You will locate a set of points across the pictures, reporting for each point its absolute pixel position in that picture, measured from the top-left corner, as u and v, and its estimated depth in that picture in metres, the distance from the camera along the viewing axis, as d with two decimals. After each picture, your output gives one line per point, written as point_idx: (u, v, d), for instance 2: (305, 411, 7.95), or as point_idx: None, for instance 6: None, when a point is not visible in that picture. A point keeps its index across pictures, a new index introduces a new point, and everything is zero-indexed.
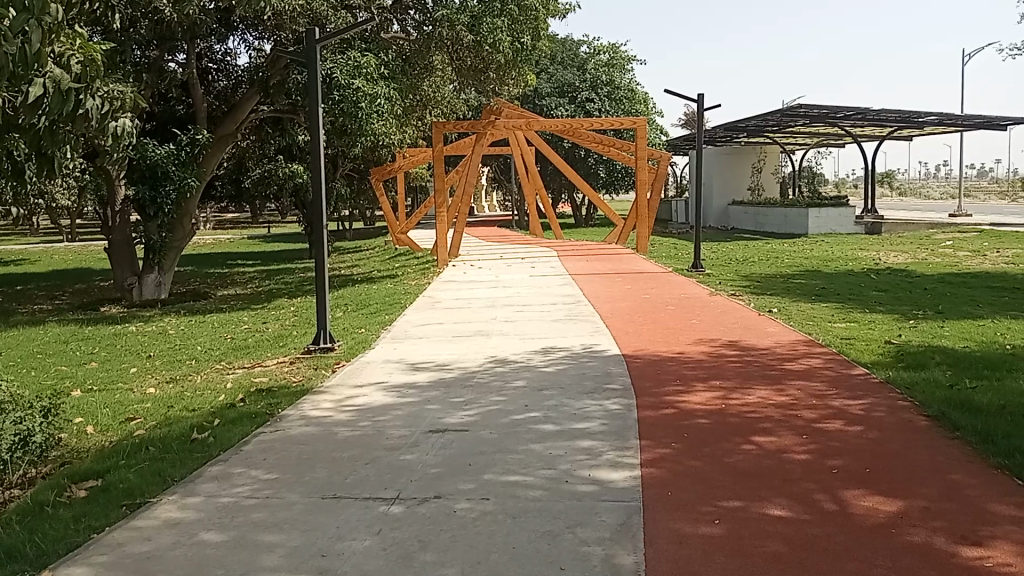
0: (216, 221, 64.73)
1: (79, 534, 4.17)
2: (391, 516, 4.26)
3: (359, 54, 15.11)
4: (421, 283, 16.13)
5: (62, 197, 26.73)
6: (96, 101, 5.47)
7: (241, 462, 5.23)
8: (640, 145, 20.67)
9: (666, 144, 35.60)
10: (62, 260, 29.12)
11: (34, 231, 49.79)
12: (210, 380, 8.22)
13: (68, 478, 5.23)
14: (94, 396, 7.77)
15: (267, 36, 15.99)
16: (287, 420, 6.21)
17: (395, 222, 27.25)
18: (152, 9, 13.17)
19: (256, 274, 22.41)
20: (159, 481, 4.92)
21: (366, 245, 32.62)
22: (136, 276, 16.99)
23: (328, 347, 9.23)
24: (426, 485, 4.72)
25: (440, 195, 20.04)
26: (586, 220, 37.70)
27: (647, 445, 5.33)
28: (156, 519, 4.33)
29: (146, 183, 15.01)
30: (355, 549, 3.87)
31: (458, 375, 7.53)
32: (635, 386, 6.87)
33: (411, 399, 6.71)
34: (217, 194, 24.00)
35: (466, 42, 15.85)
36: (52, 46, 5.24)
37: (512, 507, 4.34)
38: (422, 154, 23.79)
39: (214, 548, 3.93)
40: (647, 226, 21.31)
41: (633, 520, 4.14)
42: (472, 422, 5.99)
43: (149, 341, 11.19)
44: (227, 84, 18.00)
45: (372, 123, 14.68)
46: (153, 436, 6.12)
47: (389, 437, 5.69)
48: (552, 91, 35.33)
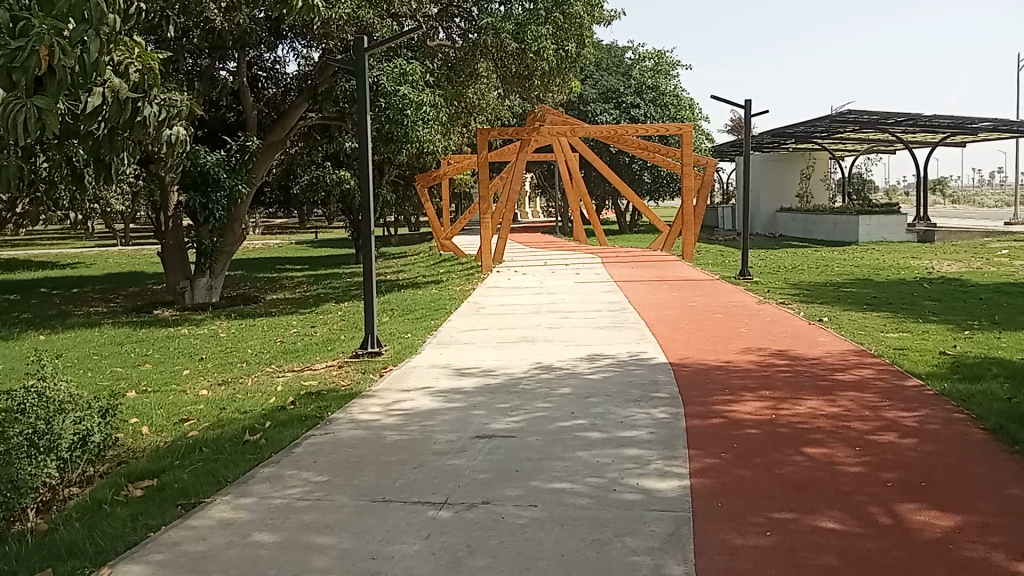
0: (266, 226, 65.97)
1: (137, 533, 4.27)
2: (439, 520, 4.29)
3: (405, 62, 15.27)
4: (466, 288, 16.20)
5: (119, 203, 27.40)
6: (154, 108, 5.54)
7: (292, 464, 5.30)
8: (685, 151, 20.45)
9: (711, 150, 35.36)
10: (117, 264, 29.91)
11: (88, 235, 51.05)
12: (261, 383, 8.34)
13: (125, 477, 5.37)
14: (149, 397, 7.95)
15: (315, 45, 16.26)
16: (336, 423, 6.29)
17: (439, 229, 27.41)
18: (204, 19, 13.44)
19: (304, 279, 22.70)
20: (213, 481, 5.02)
21: (411, 251, 32.84)
22: (188, 280, 17.24)
23: (375, 352, 9.31)
24: (473, 490, 4.73)
25: (484, 202, 20.06)
26: (631, 226, 37.67)
27: (696, 454, 5.29)
28: (211, 519, 4.41)
29: (198, 189, 15.22)
30: (405, 553, 3.89)
31: (504, 381, 7.55)
32: (683, 395, 6.81)
33: (457, 404, 6.75)
34: (267, 200, 24.38)
35: (511, 49, 15.96)
36: (110, 55, 5.39)
37: (560, 514, 4.33)
38: (467, 161, 23.95)
39: (267, 549, 3.99)
40: (692, 232, 21.03)
41: (683, 530, 4.11)
42: (518, 428, 6.00)
43: (201, 344, 11.39)
44: (277, 91, 18.31)
45: (418, 130, 14.83)
46: (207, 436, 6.25)
47: (437, 442, 5.72)
48: (597, 97, 35.18)
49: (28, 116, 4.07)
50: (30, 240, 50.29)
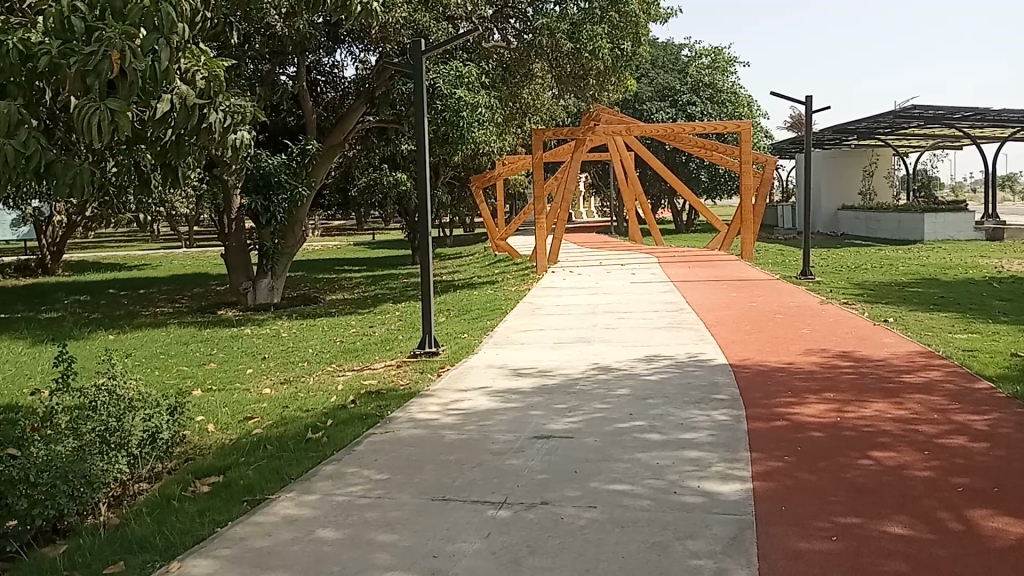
0: (324, 228, 67.00)
1: (204, 528, 4.37)
2: (499, 520, 4.30)
3: (461, 64, 15.35)
4: (522, 289, 16.22)
5: (184, 206, 28.12)
6: (220, 114, 5.68)
7: (354, 462, 5.37)
8: (744, 148, 20.16)
9: (770, 148, 34.80)
10: (182, 266, 30.72)
11: (154, 238, 52.49)
12: (322, 382, 8.47)
13: (192, 474, 5.51)
14: (215, 395, 8.13)
15: (372, 48, 16.46)
16: (396, 422, 6.35)
17: (494, 229, 27.48)
18: (265, 24, 13.71)
19: (362, 280, 22.97)
20: (277, 478, 5.12)
21: (467, 252, 33.03)
22: (251, 281, 17.57)
23: (433, 352, 9.37)
24: (532, 490, 4.73)
25: (540, 202, 20.07)
26: (687, 226, 37.28)
27: (759, 457, 5.20)
28: (276, 515, 4.49)
29: (260, 192, 15.52)
30: (466, 552, 3.91)
31: (561, 381, 7.54)
32: (744, 396, 6.71)
33: (515, 405, 6.76)
34: (326, 203, 24.77)
35: (566, 50, 15.93)
36: (179, 62, 5.53)
37: (620, 516, 4.30)
38: (522, 161, 23.97)
39: (331, 545, 4.04)
40: (751, 231, 20.70)
41: (746, 534, 4.04)
42: (576, 428, 5.99)
43: (264, 344, 11.62)
44: (335, 95, 18.57)
45: (473, 132, 14.92)
46: (271, 434, 6.37)
47: (495, 442, 5.74)
48: (652, 95, 35.01)
49: (102, 118, 4.25)
50: (100, 243, 51.97)
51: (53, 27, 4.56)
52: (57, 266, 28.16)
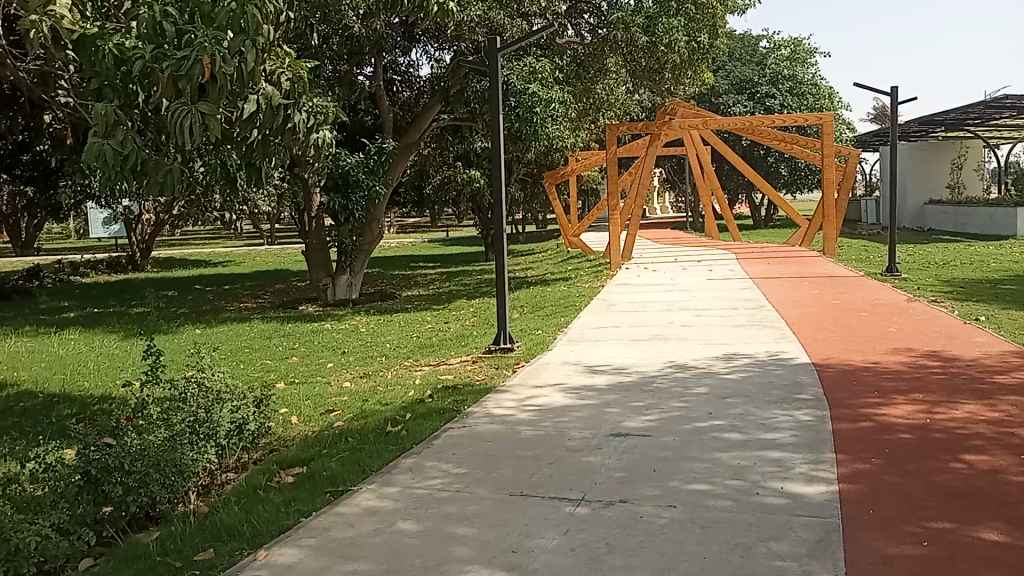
0: (400, 226, 67.96)
1: (289, 517, 4.50)
2: (577, 517, 4.29)
3: (535, 59, 15.36)
4: (596, 285, 16.15)
5: (266, 204, 28.87)
6: (304, 114, 5.82)
7: (432, 456, 5.43)
8: (826, 141, 19.63)
9: (853, 140, 33.81)
10: (264, 262, 31.55)
11: (237, 235, 54.07)
12: (400, 376, 8.61)
13: (277, 464, 5.67)
14: (297, 388, 8.35)
15: (448, 47, 16.60)
16: (473, 417, 6.41)
17: (568, 225, 27.42)
18: (344, 26, 13.95)
19: (437, 276, 23.22)
20: (358, 471, 5.22)
21: (540, 248, 33.06)
22: (330, 277, 17.96)
23: (508, 347, 9.41)
24: (611, 488, 4.71)
25: (614, 198, 19.93)
26: (765, 221, 36.55)
27: (844, 459, 5.07)
28: (358, 506, 4.58)
29: (338, 190, 15.84)
30: (545, 547, 3.91)
31: (638, 379, 7.49)
32: (828, 396, 6.54)
33: (591, 402, 6.74)
34: (402, 200, 25.12)
35: (641, 44, 15.78)
36: (265, 64, 5.66)
37: (701, 517, 4.24)
38: (596, 156, 23.86)
39: (411, 538, 4.10)
40: (834, 227, 20.12)
41: (832, 537, 3.94)
42: (654, 427, 5.93)
43: (342, 339, 11.86)
44: (411, 94, 18.78)
45: (547, 128, 14.94)
46: (352, 427, 6.51)
47: (572, 438, 5.73)
48: (729, 89, 34.52)
49: (194, 120, 4.44)
50: (186, 240, 53.78)
51: (146, 32, 4.74)
52: (146, 262, 29.28)
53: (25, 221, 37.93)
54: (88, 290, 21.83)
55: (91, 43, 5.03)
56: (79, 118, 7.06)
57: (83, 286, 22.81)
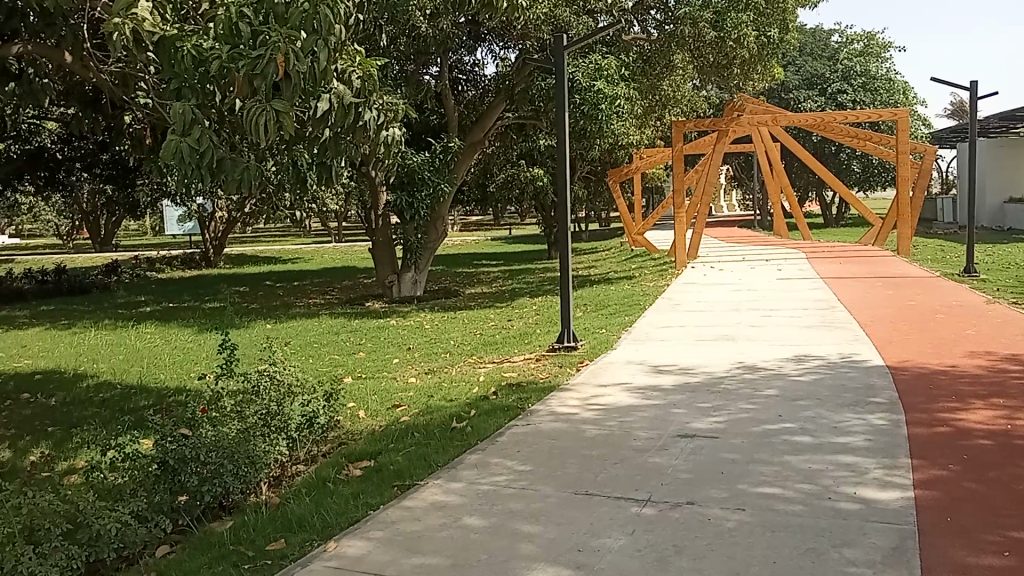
0: (464, 224, 68.39)
1: (358, 510, 4.57)
2: (644, 517, 4.26)
3: (600, 56, 15.27)
4: (660, 284, 15.98)
5: (333, 202, 29.35)
6: (374, 112, 5.91)
7: (497, 452, 5.45)
8: (900, 137, 19.06)
9: (929, 136, 32.77)
10: (331, 259, 32.07)
11: (306, 233, 55.09)
12: (464, 373, 8.66)
13: (346, 457, 5.77)
14: (365, 383, 8.49)
15: (513, 46, 16.64)
16: (537, 415, 6.41)
17: (632, 223, 27.20)
18: (411, 26, 14.09)
19: (501, 274, 23.29)
20: (425, 466, 5.28)
21: (604, 246, 32.88)
22: (396, 274, 18.16)
23: (572, 346, 9.38)
24: (678, 490, 4.66)
25: (679, 196, 19.71)
26: (836, 220, 35.70)
27: (920, 464, 4.93)
28: (424, 501, 4.63)
29: (404, 188, 16.01)
30: (611, 547, 3.90)
31: (704, 380, 7.39)
32: (902, 400, 6.36)
33: (656, 402, 6.68)
34: (466, 198, 25.28)
35: (709, 39, 15.57)
36: (336, 64, 5.76)
37: (771, 520, 4.17)
38: (661, 154, 23.63)
39: (477, 533, 4.13)
40: (909, 226, 19.52)
41: (907, 544, 3.83)
42: (721, 428, 5.85)
43: (408, 335, 12.00)
44: (475, 93, 18.87)
45: (613, 124, 14.84)
46: (418, 422, 6.58)
47: (638, 438, 5.69)
48: (800, 84, 33.82)
49: (268, 119, 4.55)
50: (256, 238, 55.07)
51: (222, 33, 4.86)
52: (218, 258, 30.08)
53: (105, 218, 39.30)
54: (164, 285, 22.45)
55: (170, 45, 5.18)
56: (158, 118, 7.29)
57: (160, 281, 23.54)
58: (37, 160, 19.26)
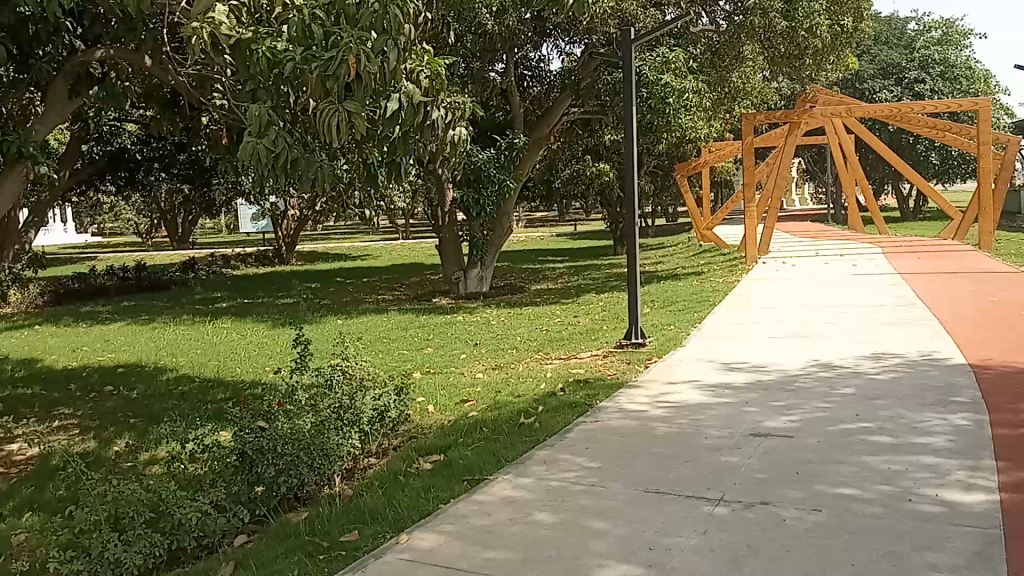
0: (529, 220, 68.49)
1: (430, 504, 4.63)
2: (716, 516, 4.20)
3: (668, 50, 15.06)
4: (729, 280, 15.73)
5: (401, 200, 29.71)
6: (441, 111, 5.95)
7: (565, 449, 5.45)
8: (983, 127, 18.35)
9: (1012, 126, 31.49)
10: (398, 256, 32.48)
11: (374, 229, 55.89)
12: (531, 369, 8.67)
13: (416, 451, 5.84)
14: (434, 378, 8.56)
15: (579, 41, 16.58)
16: (606, 412, 6.38)
17: (700, 219, 26.83)
18: (477, 24, 14.17)
19: (567, 270, 23.24)
20: (494, 461, 5.31)
21: (671, 241, 32.52)
22: (462, 270, 18.28)
23: (640, 342, 9.29)
24: (751, 489, 4.58)
25: (749, 190, 19.36)
26: (913, 213, 34.60)
27: (1007, 466, 4.74)
28: (494, 495, 4.65)
29: (470, 185, 16.11)
30: (684, 546, 3.86)
31: (777, 378, 7.25)
32: (987, 400, 6.13)
33: (727, 400, 6.58)
34: (531, 194, 25.31)
35: (780, 29, 15.30)
36: (405, 64, 5.81)
37: (849, 522, 4.07)
38: (730, 147, 23.25)
39: (547, 529, 4.13)
40: (991, 219, 18.78)
41: (994, 549, 3.69)
42: (796, 428, 5.73)
43: (475, 330, 12.07)
44: (541, 89, 18.85)
45: (681, 118, 14.65)
46: (487, 417, 6.61)
47: (710, 437, 5.61)
48: (875, 74, 32.87)
49: (341, 119, 4.63)
50: (326, 235, 56.08)
51: (296, 35, 4.95)
52: (290, 255, 30.77)
53: (182, 217, 40.59)
54: (239, 282, 23.02)
55: (246, 47, 5.28)
56: (234, 120, 7.48)
57: (235, 277, 24.20)
58: (117, 160, 19.99)
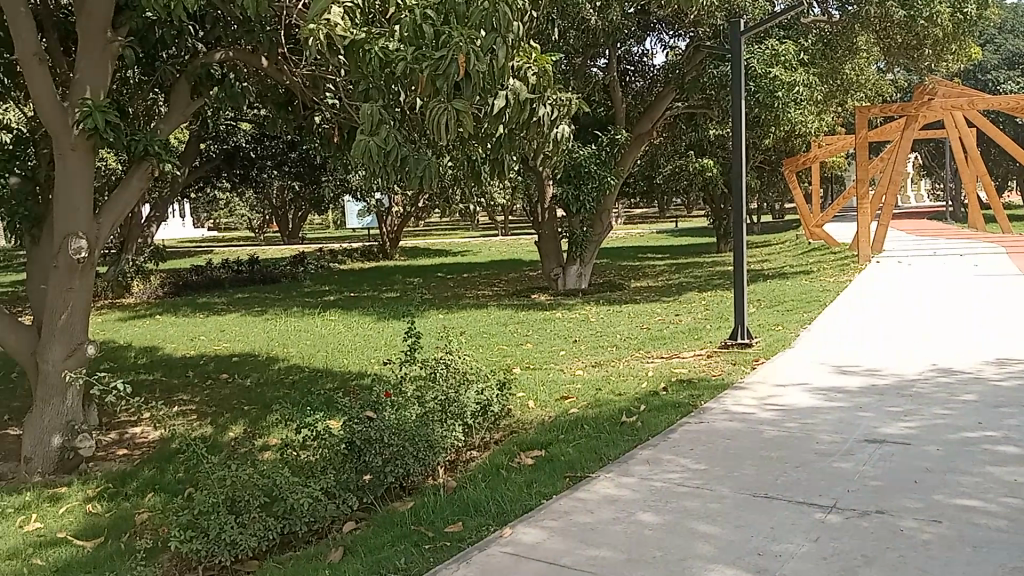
0: (629, 217, 67.91)
1: (532, 499, 4.64)
2: (828, 524, 4.06)
3: (777, 42, 14.64)
4: (839, 280, 15.16)
5: (502, 196, 29.91)
6: (548, 108, 5.95)
7: (670, 449, 5.37)
8: None
9: None
10: (498, 252, 32.71)
11: (475, 225, 56.47)
12: (633, 367, 8.60)
13: (518, 446, 5.88)
14: (534, 374, 8.60)
15: (683, 34, 16.32)
16: (711, 413, 6.26)
17: (809, 216, 26.00)
18: (580, 19, 14.13)
19: (668, 267, 22.91)
20: (596, 459, 5.29)
21: (776, 239, 31.64)
22: (561, 266, 18.27)
23: (746, 343, 9.08)
24: (866, 496, 4.41)
25: (862, 186, 18.63)
26: None
27: None
28: (597, 493, 4.63)
29: (571, 181, 16.09)
30: (794, 552, 3.75)
31: (893, 382, 6.95)
32: None
33: (839, 404, 6.35)
34: (632, 190, 25.06)
35: (897, 19, 14.60)
36: (513, 62, 5.84)
37: (972, 535, 3.86)
38: (841, 142, 22.43)
39: (652, 530, 4.08)
40: None
41: None
42: (913, 435, 5.48)
43: (575, 327, 12.05)
44: (644, 84, 18.64)
45: (790, 112, 14.21)
46: (589, 414, 6.59)
47: (821, 442, 5.43)
48: (1000, 64, 31.11)
49: (449, 118, 4.70)
50: (428, 230, 57.03)
51: (407, 35, 5.04)
52: (394, 250, 31.46)
53: (292, 213, 42.01)
54: (344, 275, 23.68)
55: (359, 47, 5.40)
56: (345, 118, 7.70)
57: (341, 271, 24.90)
58: (233, 158, 20.87)
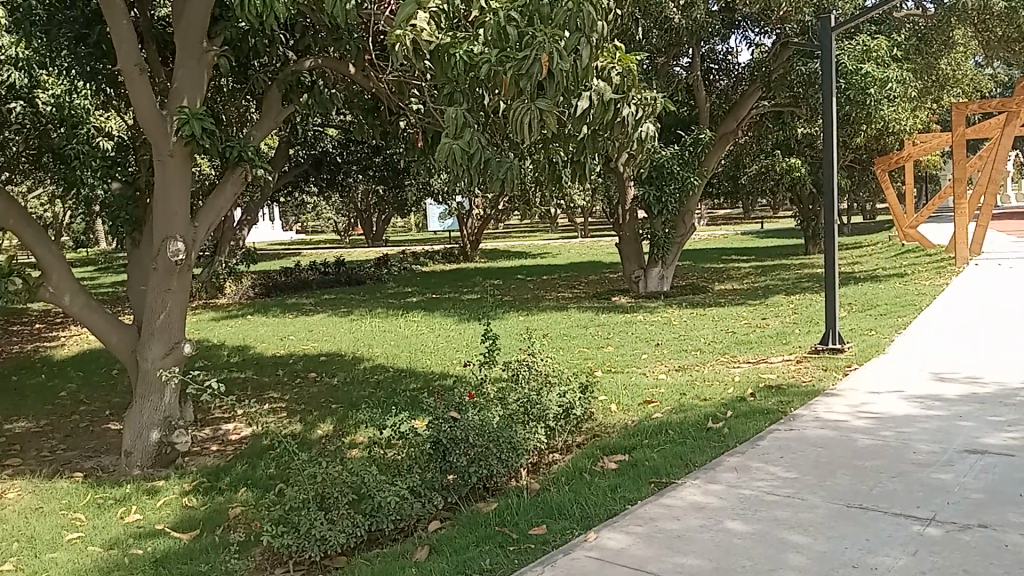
0: (712, 219, 66.72)
1: (617, 503, 4.61)
2: (927, 537, 3.90)
3: (869, 37, 14.19)
4: (935, 283, 14.55)
5: (583, 199, 29.78)
6: (632, 108, 5.88)
7: (758, 456, 5.25)
8: None
9: None
10: (579, 254, 32.59)
11: (556, 228, 56.38)
12: (718, 371, 8.44)
13: (601, 449, 5.84)
14: (616, 377, 8.53)
15: (769, 32, 15.98)
16: (801, 420, 6.10)
17: (902, 217, 25.09)
18: (663, 18, 13.99)
19: (753, 270, 22.42)
20: (681, 464, 5.21)
21: (867, 240, 30.61)
22: (643, 269, 18.09)
23: (838, 348, 8.82)
24: (967, 510, 4.22)
25: (959, 185, 17.87)
26: None
27: None
28: (683, 500, 4.56)
29: (653, 182, 15.93)
30: (891, 566, 3.62)
31: (996, 391, 6.64)
32: None
33: (937, 412, 6.10)
34: (716, 191, 24.64)
35: (998, 10, 13.95)
36: (597, 62, 5.80)
37: None
38: (936, 139, 21.58)
39: (741, 538, 4.00)
40: None
41: None
42: (1018, 446, 5.22)
43: (657, 330, 11.91)
44: (728, 82, 18.33)
45: (882, 109, 13.74)
46: (673, 419, 6.50)
47: (918, 452, 5.22)
48: None
49: (533, 118, 4.71)
50: (509, 233, 57.20)
51: (492, 37, 5.06)
52: (476, 252, 31.72)
53: (376, 216, 42.74)
54: (426, 278, 23.96)
55: (444, 50, 5.46)
56: (429, 121, 7.79)
57: (423, 273, 25.21)
58: (320, 162, 21.38)
